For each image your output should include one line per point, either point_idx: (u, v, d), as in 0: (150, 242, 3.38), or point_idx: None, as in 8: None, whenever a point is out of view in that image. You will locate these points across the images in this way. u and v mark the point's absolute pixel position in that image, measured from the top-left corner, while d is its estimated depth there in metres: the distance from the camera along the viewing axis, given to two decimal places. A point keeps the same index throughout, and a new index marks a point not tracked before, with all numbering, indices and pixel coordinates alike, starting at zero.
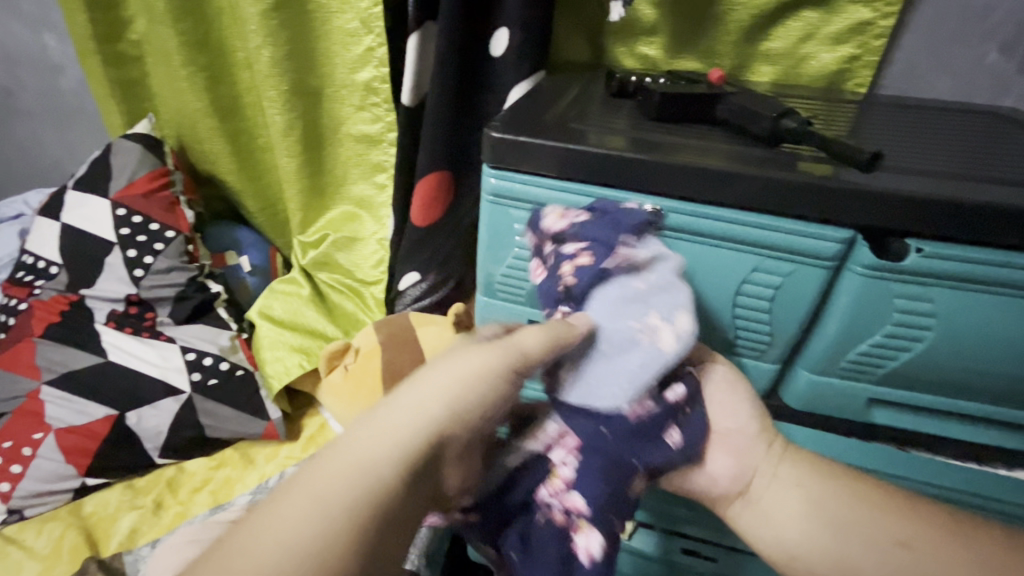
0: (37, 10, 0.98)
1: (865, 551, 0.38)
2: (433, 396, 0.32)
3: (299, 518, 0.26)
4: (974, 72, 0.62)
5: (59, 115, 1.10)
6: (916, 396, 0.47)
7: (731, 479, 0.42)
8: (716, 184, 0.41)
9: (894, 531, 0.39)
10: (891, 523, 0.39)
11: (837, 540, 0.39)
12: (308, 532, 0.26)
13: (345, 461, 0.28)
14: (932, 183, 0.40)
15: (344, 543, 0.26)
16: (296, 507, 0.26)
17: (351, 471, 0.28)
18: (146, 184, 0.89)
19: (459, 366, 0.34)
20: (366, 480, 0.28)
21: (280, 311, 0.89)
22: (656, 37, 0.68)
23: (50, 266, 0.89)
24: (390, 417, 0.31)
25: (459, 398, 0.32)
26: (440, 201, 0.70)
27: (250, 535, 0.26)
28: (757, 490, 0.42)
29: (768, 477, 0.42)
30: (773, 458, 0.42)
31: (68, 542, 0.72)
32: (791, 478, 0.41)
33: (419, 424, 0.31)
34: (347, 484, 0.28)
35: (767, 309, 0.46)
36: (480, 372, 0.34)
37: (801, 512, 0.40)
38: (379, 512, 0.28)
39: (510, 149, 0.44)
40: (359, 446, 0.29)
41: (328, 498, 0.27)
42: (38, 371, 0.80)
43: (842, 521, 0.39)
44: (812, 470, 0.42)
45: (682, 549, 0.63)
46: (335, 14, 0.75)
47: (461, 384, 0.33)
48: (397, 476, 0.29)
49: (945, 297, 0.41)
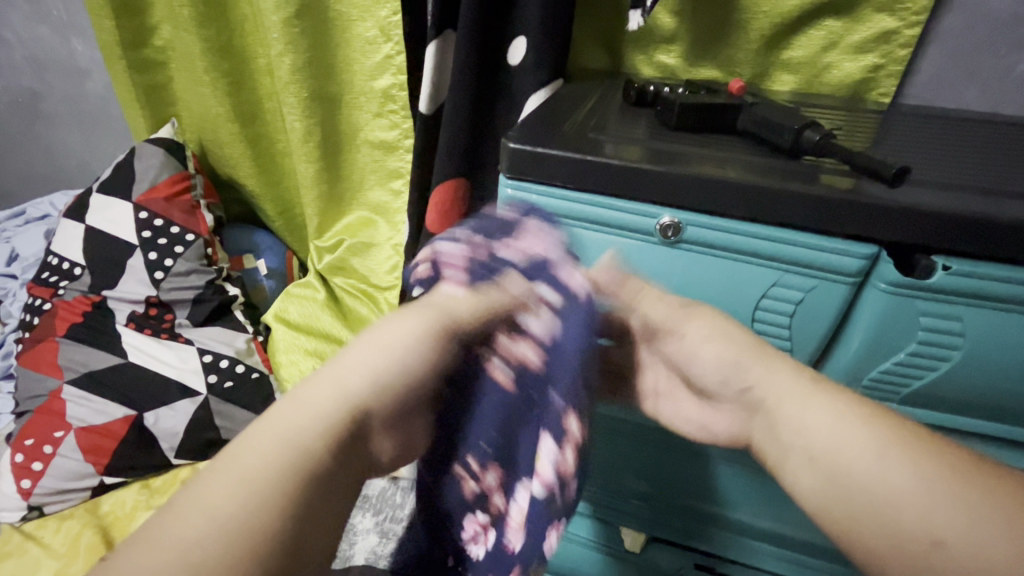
0: (66, 16, 1.00)
1: (881, 535, 0.30)
2: (350, 373, 0.34)
3: (227, 494, 0.29)
4: (1004, 83, 0.60)
5: (86, 118, 1.13)
6: (942, 417, 0.45)
7: (729, 434, 0.41)
8: (737, 198, 0.41)
9: (927, 515, 0.29)
10: (926, 501, 0.29)
11: (849, 515, 0.32)
12: (226, 515, 0.28)
13: (264, 443, 0.30)
14: (961, 198, 0.39)
15: (273, 510, 0.29)
16: (227, 485, 0.29)
17: (276, 448, 0.30)
18: (168, 187, 0.90)
19: (388, 344, 0.36)
20: (290, 458, 0.30)
21: (296, 314, 0.90)
22: (675, 45, 0.67)
23: (73, 267, 0.91)
24: (318, 397, 0.33)
25: (383, 370, 0.35)
26: (457, 207, 0.71)
27: (171, 521, 0.28)
28: (768, 450, 0.37)
29: (772, 432, 0.37)
30: (772, 412, 0.36)
31: (85, 540, 0.73)
32: (794, 434, 0.35)
33: (337, 401, 0.33)
34: (272, 459, 0.30)
35: (787, 324, 0.45)
36: (408, 353, 0.37)
37: (810, 470, 0.34)
38: (304, 482, 0.30)
39: (527, 160, 0.44)
40: (282, 428, 0.31)
41: (251, 480, 0.29)
42: (61, 371, 0.82)
43: (846, 488, 0.32)
44: (840, 418, 0.33)
45: (695, 565, 0.61)
46: (355, 22, 0.75)
47: (390, 361, 0.36)
48: (322, 449, 0.31)
49: (974, 316, 0.40)
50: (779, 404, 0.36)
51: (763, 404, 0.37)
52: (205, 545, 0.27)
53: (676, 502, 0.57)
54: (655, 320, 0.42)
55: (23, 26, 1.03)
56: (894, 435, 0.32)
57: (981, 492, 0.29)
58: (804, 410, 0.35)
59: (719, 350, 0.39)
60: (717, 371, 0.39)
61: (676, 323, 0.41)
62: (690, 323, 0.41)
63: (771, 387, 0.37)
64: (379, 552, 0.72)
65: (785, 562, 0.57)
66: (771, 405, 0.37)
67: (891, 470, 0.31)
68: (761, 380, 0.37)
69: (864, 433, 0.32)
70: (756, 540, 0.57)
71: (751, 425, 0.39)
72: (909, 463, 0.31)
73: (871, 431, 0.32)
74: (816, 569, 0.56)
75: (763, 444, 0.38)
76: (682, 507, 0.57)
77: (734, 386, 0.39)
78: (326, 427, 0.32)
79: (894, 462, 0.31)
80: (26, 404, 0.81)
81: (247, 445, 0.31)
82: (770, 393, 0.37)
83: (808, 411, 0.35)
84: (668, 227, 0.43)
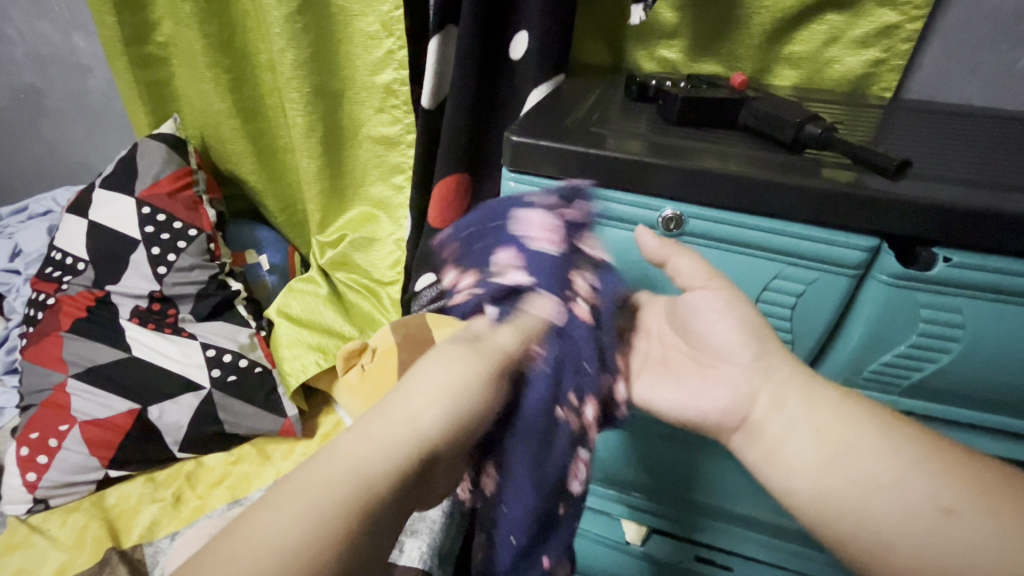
0: (67, 12, 1.00)
1: (891, 514, 0.31)
2: (419, 409, 0.32)
3: (286, 524, 0.26)
4: (1005, 78, 0.60)
5: (88, 115, 1.13)
6: (944, 409, 0.45)
7: (724, 407, 0.39)
8: (739, 190, 0.41)
9: (934, 493, 0.31)
10: (930, 477, 0.31)
11: (859, 495, 0.32)
12: (284, 551, 0.25)
13: (303, 493, 0.27)
14: (963, 191, 0.39)
15: (332, 538, 0.26)
16: (290, 509, 0.26)
17: (340, 479, 0.28)
18: (170, 183, 0.91)
19: (444, 371, 0.35)
20: (354, 477, 0.28)
21: (298, 309, 0.90)
22: (676, 40, 0.67)
23: (77, 262, 0.91)
24: (381, 429, 0.31)
25: (450, 407, 0.33)
26: (459, 202, 0.72)
27: (235, 536, 0.25)
28: (770, 426, 0.37)
29: (776, 408, 0.37)
30: (777, 383, 0.37)
31: (91, 533, 0.74)
32: (800, 409, 0.36)
33: (406, 437, 0.31)
34: (337, 487, 0.27)
35: (789, 316, 0.45)
36: (464, 373, 0.35)
37: (810, 451, 0.34)
38: (368, 518, 0.27)
39: (529, 153, 0.44)
40: (343, 449, 0.29)
41: (318, 503, 0.27)
42: (65, 365, 0.82)
43: (850, 465, 0.33)
44: (836, 398, 0.36)
45: (697, 557, 0.62)
46: (357, 17, 0.75)
47: (451, 387, 0.34)
48: (389, 479, 0.29)
49: (974, 307, 0.40)
50: (788, 376, 0.37)
51: (770, 372, 0.38)
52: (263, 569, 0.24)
53: (676, 494, 0.57)
54: (677, 277, 0.40)
55: (24, 22, 1.03)
56: (892, 419, 0.34)
57: (975, 467, 0.31)
58: (803, 390, 0.37)
59: (735, 314, 0.40)
60: (728, 338, 0.40)
61: (705, 284, 0.40)
62: (717, 284, 0.40)
63: (780, 360, 0.38)
64: None
65: (783, 553, 0.57)
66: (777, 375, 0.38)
67: (898, 451, 0.32)
68: (775, 352, 0.39)
69: (869, 415, 0.35)
70: (757, 532, 0.57)
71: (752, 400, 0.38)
72: (914, 444, 0.33)
73: (876, 411, 0.35)
74: (816, 561, 0.57)
75: (761, 420, 0.38)
76: (683, 498, 0.57)
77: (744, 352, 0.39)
78: (394, 458, 0.30)
79: (900, 444, 0.33)
80: (30, 398, 0.82)
81: (300, 482, 0.28)
82: (779, 362, 0.38)
83: (814, 391, 0.37)
84: (670, 220, 0.43)
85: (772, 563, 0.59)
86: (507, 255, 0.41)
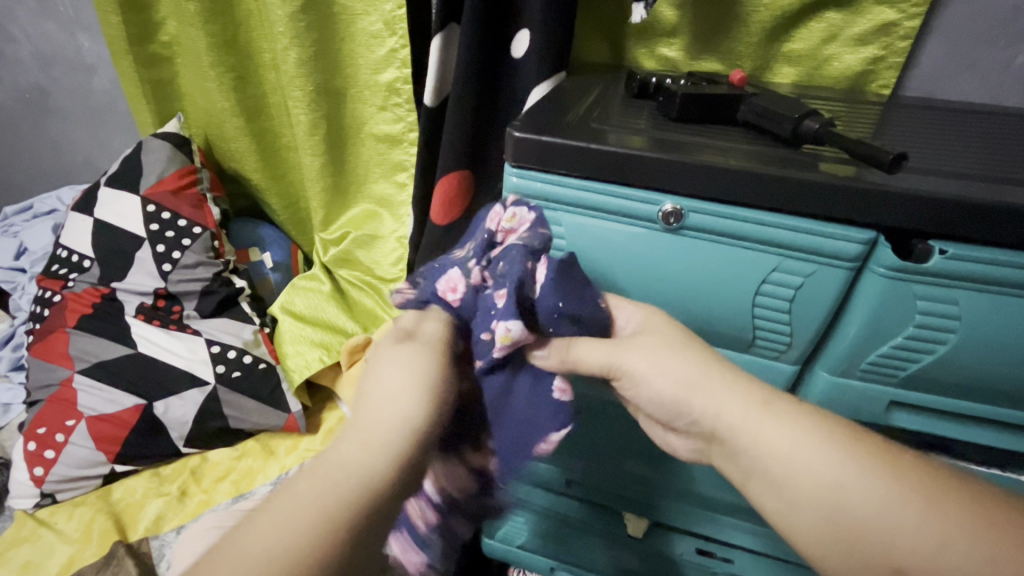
0: (72, 12, 1.01)
1: (856, 561, 0.31)
2: (390, 402, 0.34)
3: (280, 528, 0.27)
4: (1003, 75, 0.61)
5: (93, 114, 1.14)
6: (939, 400, 0.46)
7: (692, 452, 0.42)
8: (738, 183, 0.41)
9: (906, 531, 0.30)
10: (898, 511, 0.30)
11: (827, 541, 0.32)
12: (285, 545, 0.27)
13: (299, 499, 0.28)
14: (958, 183, 0.40)
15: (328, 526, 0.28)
16: (283, 514, 0.28)
17: (332, 480, 0.30)
18: (175, 181, 0.91)
19: (405, 364, 0.36)
20: (348, 475, 0.30)
21: (302, 306, 0.91)
22: (676, 38, 0.68)
23: (83, 260, 0.92)
24: (359, 429, 0.33)
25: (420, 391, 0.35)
26: (460, 199, 0.72)
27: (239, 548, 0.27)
28: (731, 476, 0.38)
29: (730, 460, 0.38)
30: (728, 439, 0.37)
31: (97, 526, 0.75)
32: (753, 462, 0.36)
33: (388, 427, 0.33)
34: (329, 487, 0.29)
35: (787, 309, 0.46)
36: (420, 367, 0.36)
37: (779, 500, 0.35)
38: (366, 507, 0.29)
39: (531, 149, 0.45)
40: (334, 455, 0.31)
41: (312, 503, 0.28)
42: (72, 361, 0.83)
43: (815, 507, 0.33)
44: (791, 428, 0.35)
45: (697, 549, 0.63)
46: (360, 16, 0.76)
47: (408, 377, 0.36)
48: (379, 467, 0.31)
49: (969, 300, 0.40)
50: (734, 435, 0.37)
51: (719, 434, 0.38)
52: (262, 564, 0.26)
53: (675, 487, 0.58)
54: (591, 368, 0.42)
55: (30, 22, 1.04)
56: (858, 448, 0.33)
57: (928, 487, 0.31)
58: (757, 433, 0.36)
59: (665, 369, 0.40)
60: (665, 389, 0.40)
61: (617, 356, 0.41)
62: (623, 356, 0.41)
63: (727, 415, 0.37)
64: None
65: (784, 546, 0.58)
66: (725, 435, 0.37)
67: (856, 482, 0.32)
68: (709, 399, 0.38)
69: (827, 455, 0.33)
70: (755, 525, 0.57)
71: (711, 452, 0.40)
72: (876, 478, 0.32)
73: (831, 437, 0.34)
74: None
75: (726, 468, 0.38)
76: (681, 492, 0.58)
77: (686, 419, 0.40)
78: (382, 443, 0.32)
79: (860, 480, 0.32)
80: (37, 393, 0.82)
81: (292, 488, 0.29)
82: (724, 423, 0.37)
83: (766, 439, 0.35)
84: (670, 214, 0.44)
85: (771, 555, 0.59)
86: (460, 295, 0.43)
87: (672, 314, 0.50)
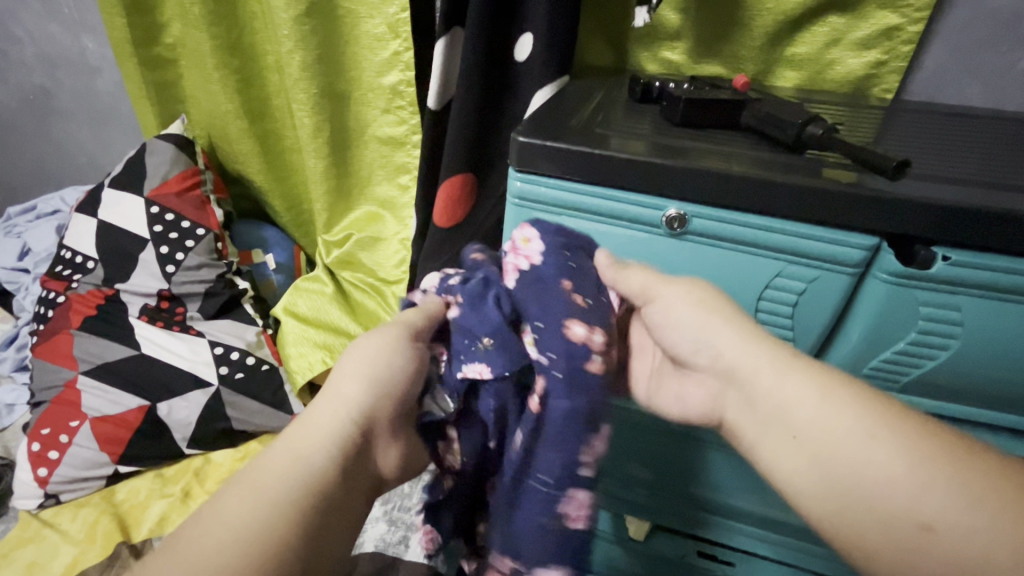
0: (77, 14, 1.02)
1: (874, 524, 0.30)
2: (341, 396, 0.34)
3: (224, 524, 0.28)
4: (1004, 80, 0.61)
5: (96, 115, 1.14)
6: (939, 405, 0.46)
7: (702, 409, 0.40)
8: (742, 190, 0.41)
9: (929, 492, 0.29)
10: (920, 477, 0.30)
11: (839, 502, 0.32)
12: (220, 547, 0.27)
13: (239, 495, 0.29)
14: (960, 190, 0.40)
15: (269, 529, 0.28)
16: (228, 511, 0.29)
17: (276, 478, 0.30)
18: (178, 183, 0.92)
19: (366, 357, 0.36)
20: (288, 469, 0.30)
21: (305, 307, 0.91)
22: (680, 42, 0.68)
23: (87, 261, 0.92)
24: (304, 425, 0.33)
25: (375, 383, 0.35)
26: (463, 203, 0.72)
27: (188, 546, 0.28)
28: (743, 432, 0.37)
29: (747, 411, 0.37)
30: (746, 386, 0.37)
31: (102, 527, 0.75)
32: (773, 412, 0.35)
33: (338, 422, 0.33)
34: (276, 484, 0.30)
35: (790, 314, 0.46)
36: (381, 358, 0.36)
37: (794, 457, 0.34)
38: (308, 505, 0.30)
39: (536, 153, 0.45)
40: (281, 452, 0.31)
41: (254, 501, 0.29)
42: (75, 362, 0.83)
43: (834, 466, 0.32)
44: (827, 383, 0.34)
45: (699, 552, 0.63)
46: (364, 19, 0.76)
47: (362, 368, 0.35)
48: (325, 470, 0.31)
49: (971, 306, 0.41)
50: (756, 377, 0.36)
51: (737, 377, 0.37)
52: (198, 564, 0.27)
53: (678, 490, 0.58)
54: (630, 293, 0.42)
55: (34, 23, 1.05)
56: (882, 408, 0.32)
57: (966, 458, 0.30)
58: (783, 382, 0.35)
59: (696, 317, 0.39)
60: (693, 331, 0.39)
61: (654, 292, 0.41)
62: (660, 290, 0.41)
63: (751, 363, 0.37)
64: (388, 540, 0.78)
65: (785, 550, 0.58)
66: (744, 382, 0.37)
67: (885, 446, 0.31)
68: (733, 346, 0.38)
69: (853, 411, 0.33)
70: (757, 528, 0.58)
71: (722, 402, 0.39)
72: (902, 440, 0.31)
73: (866, 395, 0.33)
74: (819, 557, 0.57)
75: (734, 420, 0.38)
76: (685, 495, 0.58)
77: (709, 356, 0.39)
78: (330, 441, 0.32)
79: (886, 447, 0.31)
80: (41, 394, 0.83)
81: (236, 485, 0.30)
82: (749, 368, 0.36)
83: (790, 390, 0.35)
84: (674, 219, 0.44)
85: (773, 558, 0.59)
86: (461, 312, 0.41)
87: None
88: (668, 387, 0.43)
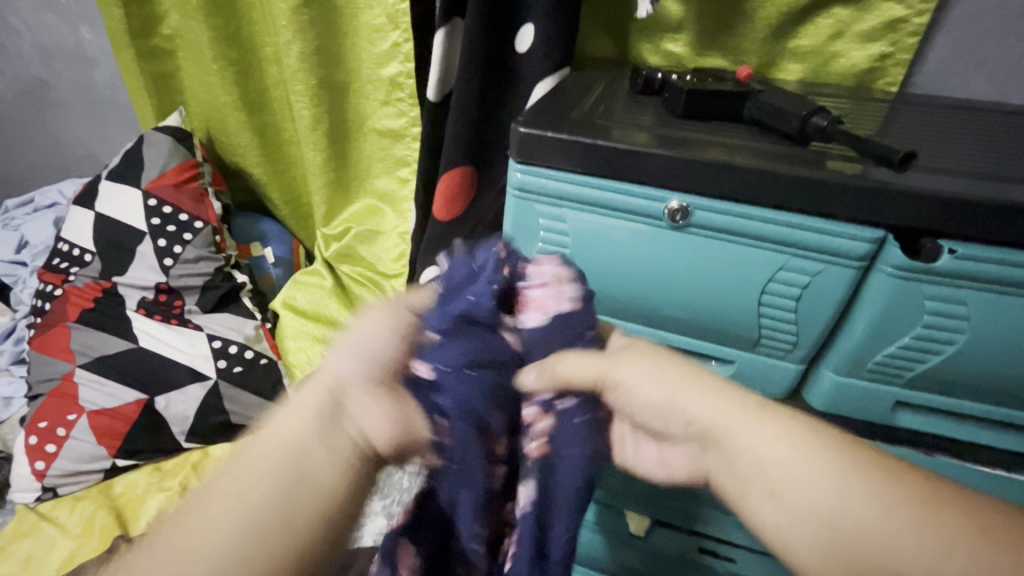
0: (74, 5, 1.01)
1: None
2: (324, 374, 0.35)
3: (211, 512, 0.29)
4: (1011, 72, 0.60)
5: (94, 107, 1.13)
6: (942, 400, 0.46)
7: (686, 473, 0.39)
8: (747, 182, 0.41)
9: (905, 538, 0.29)
10: (897, 522, 0.30)
11: (828, 555, 0.31)
12: (209, 530, 0.28)
13: (229, 480, 0.30)
14: (967, 182, 0.39)
15: (250, 505, 0.29)
16: (215, 502, 0.29)
17: (258, 463, 0.31)
18: (176, 175, 0.91)
19: (352, 334, 0.37)
20: (270, 454, 0.31)
21: (303, 301, 0.91)
22: (682, 34, 0.67)
23: (84, 254, 0.91)
24: (288, 411, 0.34)
25: (355, 355, 0.36)
26: (462, 197, 0.72)
27: (179, 538, 0.28)
28: (728, 491, 0.36)
29: (727, 466, 0.36)
30: (725, 441, 0.36)
31: (99, 521, 0.75)
32: (753, 470, 0.34)
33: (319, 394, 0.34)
34: (258, 468, 0.30)
35: (793, 308, 0.45)
36: (362, 334, 0.37)
37: (774, 510, 0.33)
38: (286, 477, 0.30)
39: (537, 144, 0.44)
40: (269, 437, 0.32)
41: (237, 490, 0.29)
42: (72, 356, 0.83)
43: (815, 515, 0.31)
44: (791, 429, 0.34)
45: (700, 548, 0.62)
46: (364, 10, 0.75)
47: (345, 346, 0.37)
48: (302, 443, 0.32)
49: (978, 300, 0.40)
50: (730, 436, 0.35)
51: (714, 436, 0.36)
52: (188, 546, 0.27)
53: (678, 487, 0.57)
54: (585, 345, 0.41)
55: (31, 14, 1.04)
56: (848, 455, 0.33)
57: (938, 501, 0.30)
58: (753, 433, 0.35)
59: (661, 383, 0.39)
60: (668, 393, 0.38)
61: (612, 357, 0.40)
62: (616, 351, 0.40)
63: (723, 418, 0.36)
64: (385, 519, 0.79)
65: None
66: (720, 437, 0.36)
67: (857, 494, 0.31)
68: (703, 407, 0.37)
69: (821, 459, 0.33)
70: None
71: (704, 461, 0.38)
72: (871, 486, 0.31)
73: (828, 437, 0.34)
74: None
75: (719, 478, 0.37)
76: (685, 491, 0.57)
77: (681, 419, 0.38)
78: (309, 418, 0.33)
79: (858, 495, 0.31)
80: (38, 387, 0.82)
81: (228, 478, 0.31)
82: (721, 423, 0.36)
83: (765, 440, 0.34)
84: (676, 212, 0.44)
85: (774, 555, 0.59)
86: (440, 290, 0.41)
87: (678, 313, 0.49)
88: (645, 453, 0.41)
